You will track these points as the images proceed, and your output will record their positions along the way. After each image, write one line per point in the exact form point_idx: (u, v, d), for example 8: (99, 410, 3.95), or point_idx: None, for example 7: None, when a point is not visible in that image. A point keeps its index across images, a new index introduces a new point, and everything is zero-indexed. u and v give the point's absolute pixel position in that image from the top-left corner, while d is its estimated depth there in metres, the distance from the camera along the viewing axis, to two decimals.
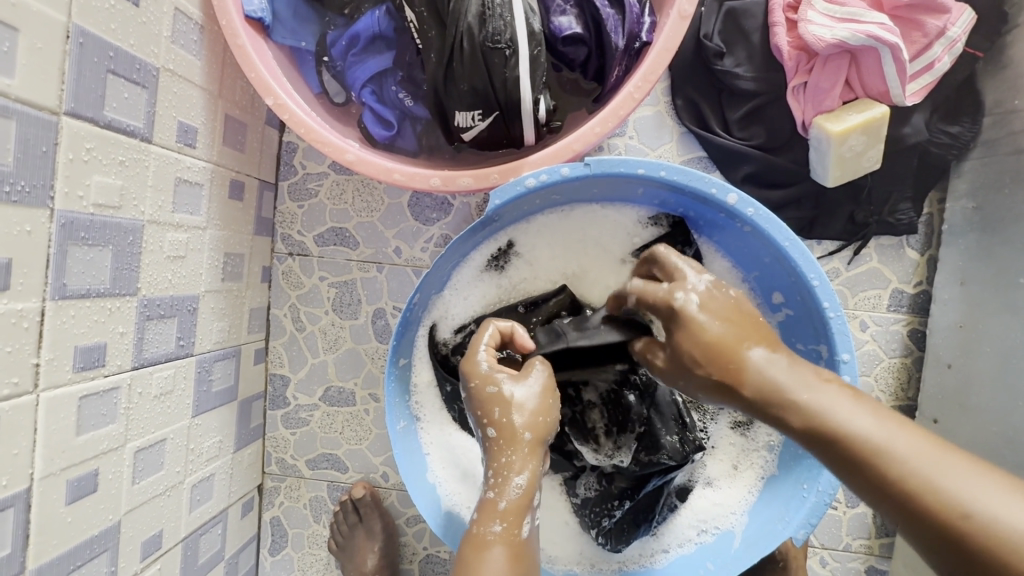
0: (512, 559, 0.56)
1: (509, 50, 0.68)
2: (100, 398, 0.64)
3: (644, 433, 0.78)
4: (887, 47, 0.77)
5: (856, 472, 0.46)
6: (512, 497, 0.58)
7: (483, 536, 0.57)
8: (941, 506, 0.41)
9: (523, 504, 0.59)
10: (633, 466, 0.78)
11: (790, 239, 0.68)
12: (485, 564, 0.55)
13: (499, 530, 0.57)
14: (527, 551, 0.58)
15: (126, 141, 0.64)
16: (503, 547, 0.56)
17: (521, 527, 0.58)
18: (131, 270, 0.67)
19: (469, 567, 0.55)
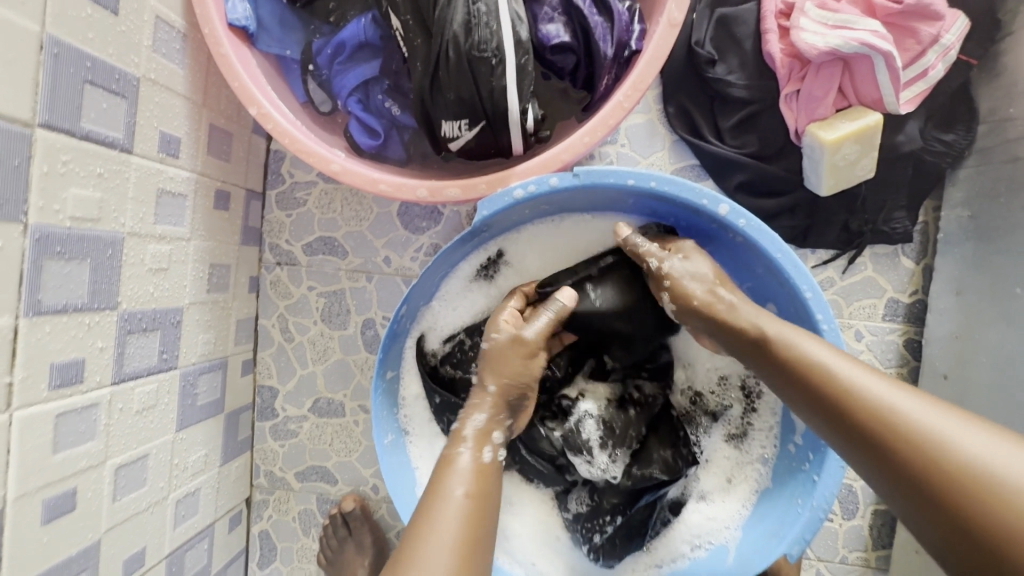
0: (475, 473, 0.60)
1: (496, 60, 0.67)
2: (78, 415, 0.63)
3: (639, 448, 0.78)
4: (881, 55, 0.76)
5: (830, 404, 0.53)
6: (477, 424, 0.64)
7: (451, 455, 0.62)
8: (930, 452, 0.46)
9: (487, 431, 0.64)
10: (626, 482, 0.76)
11: (782, 250, 0.67)
12: (453, 474, 0.59)
13: (467, 450, 0.62)
14: (492, 470, 0.61)
15: (105, 153, 0.62)
16: (470, 462, 0.60)
17: (484, 451, 0.62)
18: (111, 285, 0.65)
19: (437, 472, 0.60)
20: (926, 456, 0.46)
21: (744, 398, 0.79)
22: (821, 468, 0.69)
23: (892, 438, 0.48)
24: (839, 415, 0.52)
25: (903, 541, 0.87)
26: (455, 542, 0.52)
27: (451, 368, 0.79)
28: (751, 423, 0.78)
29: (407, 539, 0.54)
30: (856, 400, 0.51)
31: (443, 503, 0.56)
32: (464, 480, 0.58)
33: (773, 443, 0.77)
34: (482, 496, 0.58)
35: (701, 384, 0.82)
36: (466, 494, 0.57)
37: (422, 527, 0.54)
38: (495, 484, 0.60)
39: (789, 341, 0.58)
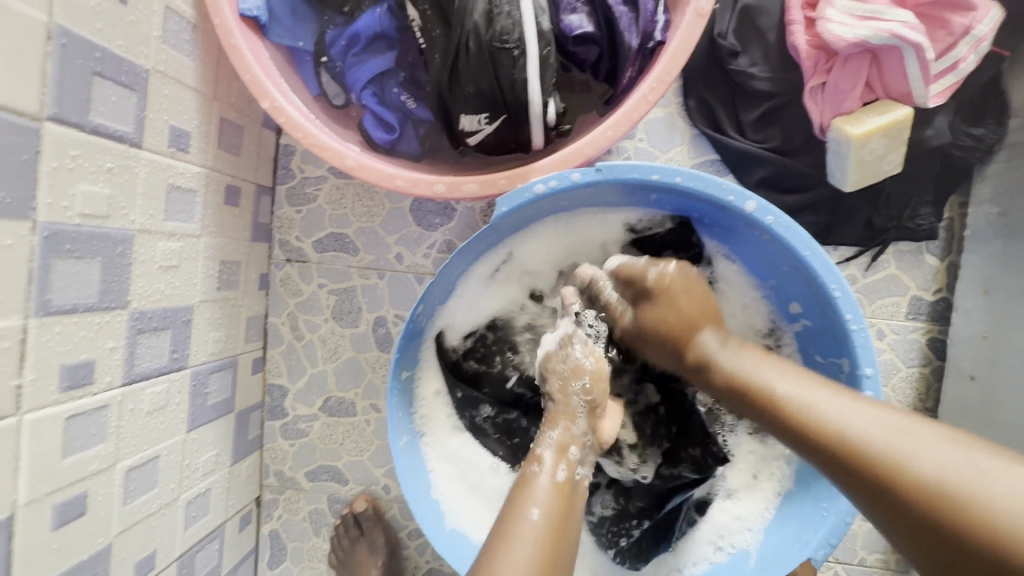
0: (556, 495, 0.58)
1: (518, 51, 0.65)
2: (89, 417, 0.62)
3: (669, 448, 0.78)
4: (911, 47, 0.74)
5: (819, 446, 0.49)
6: (553, 441, 0.64)
7: (530, 475, 0.60)
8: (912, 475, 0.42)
9: (564, 445, 0.64)
10: (656, 480, 0.78)
11: (811, 247, 0.65)
12: (530, 494, 0.58)
13: (544, 470, 0.61)
14: (569, 490, 0.60)
15: (114, 148, 0.60)
16: (548, 483, 0.59)
17: (559, 470, 0.61)
18: (121, 284, 0.64)
19: (513, 496, 0.59)
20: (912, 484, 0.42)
21: None
22: None
23: (847, 450, 0.47)
24: (806, 446, 0.50)
25: None
26: (535, 564, 0.51)
27: (472, 361, 0.80)
28: None
29: (485, 555, 0.53)
30: (817, 427, 0.49)
31: (519, 523, 0.54)
32: (542, 501, 0.57)
33: None
34: (561, 522, 0.56)
35: None
36: (545, 512, 0.56)
37: (498, 545, 0.53)
38: (574, 508, 0.59)
39: (745, 371, 0.58)
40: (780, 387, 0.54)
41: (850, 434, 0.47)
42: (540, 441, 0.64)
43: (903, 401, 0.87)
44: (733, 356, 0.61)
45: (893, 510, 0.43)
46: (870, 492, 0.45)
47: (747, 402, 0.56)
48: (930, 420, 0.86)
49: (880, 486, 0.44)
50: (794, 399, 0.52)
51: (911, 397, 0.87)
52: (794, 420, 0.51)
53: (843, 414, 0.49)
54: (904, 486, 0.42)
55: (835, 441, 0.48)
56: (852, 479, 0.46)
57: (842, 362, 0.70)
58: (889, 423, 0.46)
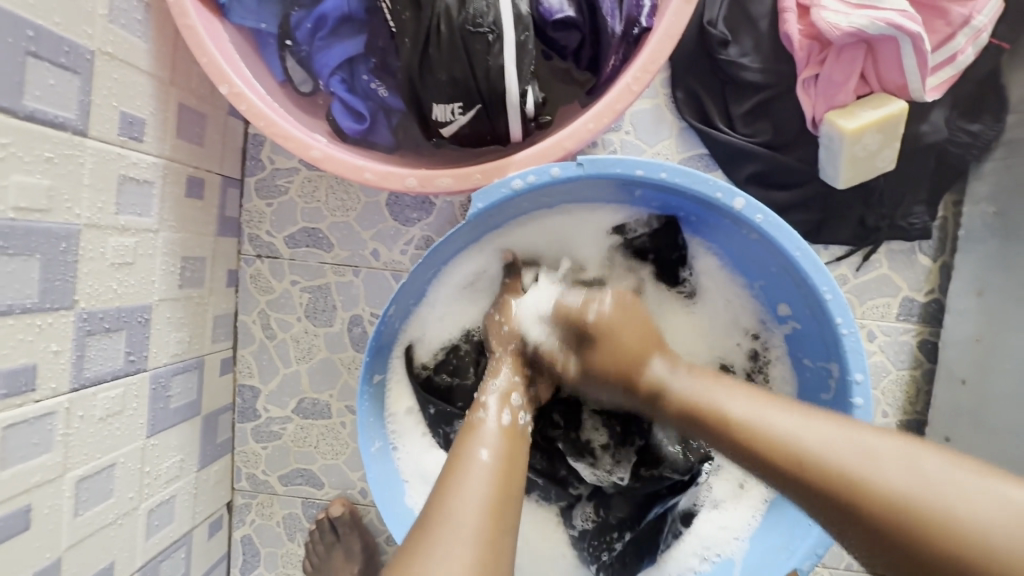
0: (505, 435, 0.59)
1: (493, 36, 0.61)
2: (32, 426, 0.58)
3: (644, 448, 0.77)
4: (908, 37, 0.71)
5: (798, 484, 0.46)
6: (500, 385, 0.64)
7: (475, 420, 0.60)
8: (896, 502, 0.42)
9: (508, 392, 0.63)
10: (635, 483, 0.77)
11: (801, 247, 0.62)
12: (477, 435, 0.57)
13: (488, 415, 0.60)
14: (516, 432, 0.60)
15: (56, 135, 0.56)
16: (494, 424, 0.59)
17: (504, 413, 0.61)
18: (67, 283, 0.59)
19: (458, 440, 0.58)
20: (900, 517, 0.42)
21: None
22: None
23: (828, 482, 0.45)
24: (779, 475, 0.47)
25: None
26: (486, 503, 0.50)
27: (444, 375, 0.77)
28: None
29: (435, 496, 0.52)
30: (778, 444, 0.48)
31: (465, 466, 0.53)
32: (489, 444, 0.56)
33: None
34: (510, 458, 0.56)
35: None
36: (492, 453, 0.55)
37: (447, 487, 0.52)
38: (522, 448, 0.59)
39: (702, 397, 0.54)
40: (734, 407, 0.52)
41: (818, 454, 0.46)
42: (484, 388, 0.64)
43: (892, 405, 0.85)
44: (687, 383, 0.56)
45: (864, 527, 0.43)
46: (835, 510, 0.45)
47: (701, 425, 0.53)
48: (920, 424, 0.84)
49: (847, 505, 0.44)
50: (757, 422, 0.50)
51: (901, 400, 0.84)
52: (757, 444, 0.49)
53: (803, 432, 0.48)
54: (868, 506, 0.43)
55: (803, 462, 0.46)
56: (825, 503, 0.45)
57: (831, 367, 0.67)
58: (857, 439, 0.46)
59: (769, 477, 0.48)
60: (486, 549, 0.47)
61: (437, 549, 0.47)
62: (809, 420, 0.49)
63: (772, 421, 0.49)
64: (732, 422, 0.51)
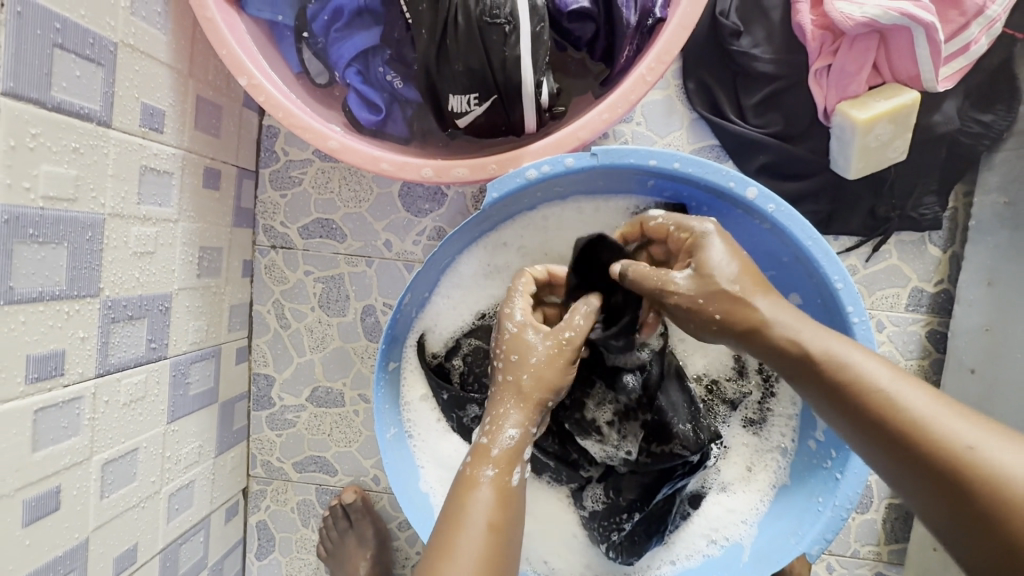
0: (499, 502, 0.55)
1: (509, 27, 0.62)
2: (61, 409, 0.59)
3: (652, 421, 0.73)
4: (922, 27, 0.71)
5: (900, 444, 0.46)
6: (507, 442, 0.58)
7: (476, 478, 0.56)
8: (994, 480, 0.42)
9: (519, 450, 0.59)
10: (644, 458, 0.73)
11: (813, 237, 0.63)
12: (474, 501, 0.54)
13: (491, 475, 0.56)
14: (517, 494, 0.57)
15: (81, 127, 0.57)
16: (496, 488, 0.56)
17: (511, 475, 0.57)
18: (92, 270, 0.61)
19: (456, 503, 0.55)
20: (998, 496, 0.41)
21: (762, 382, 0.76)
22: (845, 466, 0.66)
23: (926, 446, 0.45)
24: (880, 428, 0.47)
25: (918, 538, 0.86)
26: None
27: (456, 360, 0.78)
28: (769, 408, 0.75)
29: (428, 567, 0.50)
30: (913, 427, 0.46)
31: (463, 535, 0.51)
32: (481, 510, 0.54)
33: (794, 432, 0.74)
34: (506, 527, 0.54)
35: (717, 371, 0.77)
36: (488, 524, 0.53)
37: (442, 560, 0.50)
38: (518, 513, 0.56)
39: (819, 344, 0.52)
40: (865, 371, 0.49)
41: (967, 454, 0.43)
42: (501, 432, 0.58)
43: None
44: (795, 322, 0.54)
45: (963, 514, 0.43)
46: (945, 497, 0.44)
47: (817, 376, 0.51)
48: None
49: (962, 495, 0.43)
50: (893, 394, 0.48)
51: None
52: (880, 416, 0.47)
53: (944, 423, 0.45)
54: (999, 504, 0.41)
55: (926, 448, 0.45)
56: (927, 485, 0.45)
57: None
58: (1003, 447, 0.43)
59: (872, 431, 0.48)
60: None
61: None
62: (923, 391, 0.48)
63: (886, 384, 0.48)
64: (849, 386, 0.49)
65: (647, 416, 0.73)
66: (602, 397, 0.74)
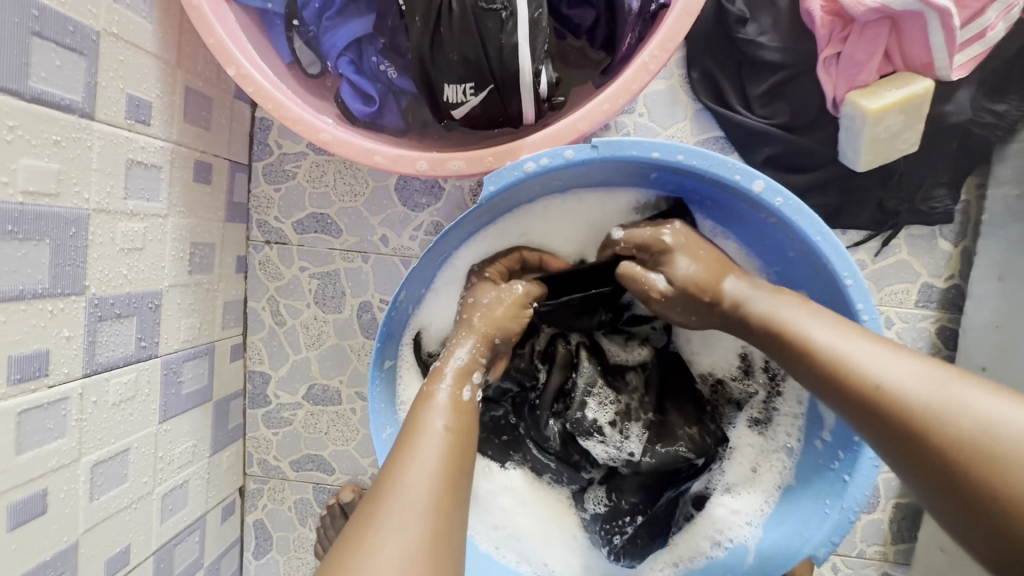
0: (453, 410, 0.59)
1: (506, 12, 0.60)
2: (46, 410, 0.58)
3: (655, 422, 0.74)
4: (935, 13, 0.68)
5: (843, 392, 0.50)
6: (458, 362, 0.63)
7: (431, 392, 0.60)
8: (920, 410, 0.45)
9: (468, 369, 0.63)
10: (648, 459, 0.71)
11: (822, 232, 0.61)
12: (432, 408, 0.58)
13: (447, 390, 0.60)
14: (471, 407, 0.61)
15: (62, 119, 0.55)
16: (450, 399, 0.60)
17: (463, 389, 0.61)
18: (76, 267, 0.59)
19: (414, 414, 0.58)
20: (925, 424, 0.45)
21: (769, 382, 0.73)
22: (853, 468, 0.64)
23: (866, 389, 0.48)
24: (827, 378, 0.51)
25: (926, 538, 0.84)
26: (435, 473, 0.52)
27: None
28: (776, 408, 0.73)
29: (389, 461, 0.54)
30: (854, 375, 0.49)
31: (423, 436, 0.55)
32: (442, 414, 0.58)
33: (800, 432, 0.71)
34: (462, 433, 0.57)
35: (723, 371, 0.76)
36: (445, 426, 0.56)
37: (401, 453, 0.53)
38: (474, 423, 0.59)
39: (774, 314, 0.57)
40: (815, 332, 0.53)
41: (897, 390, 0.47)
42: (449, 356, 0.64)
43: None
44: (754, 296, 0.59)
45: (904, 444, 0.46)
46: (889, 432, 0.47)
47: (775, 342, 0.56)
48: None
49: (901, 426, 0.46)
50: (833, 346, 0.51)
51: None
52: (829, 372, 0.51)
53: (880, 366, 0.48)
54: (928, 429, 0.45)
55: (864, 389, 0.48)
56: (870, 422, 0.48)
57: None
58: (930, 375, 0.47)
59: (819, 384, 0.52)
60: (435, 516, 0.50)
61: (382, 521, 0.48)
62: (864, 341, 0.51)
63: (829, 340, 0.52)
64: (798, 344, 0.54)
65: (648, 416, 0.74)
66: (604, 397, 0.73)
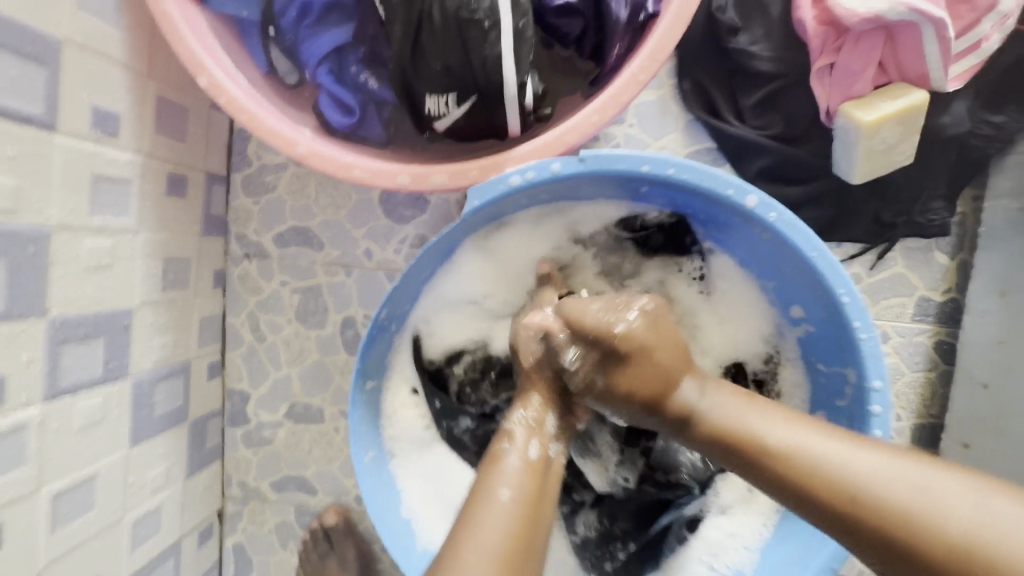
0: (527, 475, 0.54)
1: (488, 23, 0.57)
2: (1, 440, 0.54)
3: (655, 450, 0.73)
4: (931, 23, 0.67)
5: (784, 485, 0.47)
6: (527, 421, 0.58)
7: (499, 451, 0.56)
8: (874, 501, 0.43)
9: (537, 424, 0.58)
10: (649, 488, 0.72)
11: (818, 248, 0.59)
12: (499, 473, 0.53)
13: (515, 448, 0.56)
14: (543, 467, 0.56)
15: (19, 132, 0.53)
16: (520, 461, 0.54)
17: (534, 449, 0.56)
18: (36, 288, 0.56)
19: (479, 478, 0.54)
20: (882, 513, 0.43)
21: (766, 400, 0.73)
22: None
23: (808, 477, 0.46)
24: (763, 472, 0.48)
25: None
26: (501, 550, 0.47)
27: (457, 368, 0.75)
28: None
29: (450, 540, 0.49)
30: (830, 490, 0.45)
31: (486, 509, 0.50)
32: (510, 481, 0.52)
33: None
34: (534, 498, 0.52)
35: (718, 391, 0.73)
36: (513, 496, 0.51)
37: (462, 528, 0.49)
38: (546, 484, 0.55)
39: (723, 416, 0.52)
40: (773, 435, 0.49)
41: (838, 470, 0.45)
42: (511, 414, 0.59)
43: (906, 408, 0.81)
44: (688, 392, 0.54)
45: (864, 535, 0.44)
46: (844, 524, 0.44)
47: (701, 433, 0.52)
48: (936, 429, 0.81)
49: (852, 517, 0.44)
50: (765, 435, 0.49)
51: (915, 403, 0.81)
52: (788, 472, 0.47)
53: (816, 450, 0.47)
54: (883, 519, 0.42)
55: (813, 480, 0.46)
56: (819, 511, 0.45)
57: (848, 374, 0.64)
58: (871, 458, 0.45)
59: (759, 479, 0.48)
60: None
61: None
62: (791, 425, 0.49)
63: (756, 425, 0.50)
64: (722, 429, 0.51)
65: (650, 443, 0.73)
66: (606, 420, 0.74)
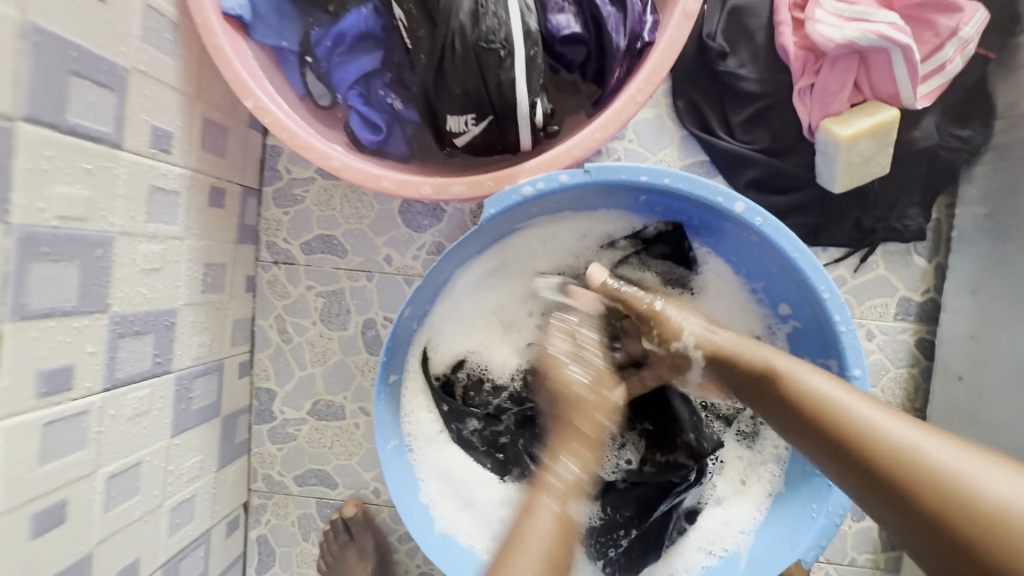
0: (559, 530, 0.61)
1: (504, 51, 0.65)
2: (67, 423, 0.61)
3: (652, 432, 0.79)
4: (899, 48, 0.74)
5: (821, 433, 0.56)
6: (568, 476, 0.65)
7: (536, 504, 0.63)
8: (891, 449, 0.51)
9: (577, 480, 0.65)
10: (649, 468, 0.78)
11: (800, 250, 0.65)
12: (535, 529, 0.61)
13: (553, 502, 0.63)
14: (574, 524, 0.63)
15: (93, 149, 0.60)
16: (556, 513, 0.62)
17: (571, 503, 0.64)
18: (100, 287, 0.63)
19: (518, 528, 0.62)
20: (895, 459, 0.51)
21: None
22: None
23: (841, 427, 0.55)
24: (807, 418, 0.57)
25: None
26: None
27: (460, 373, 0.81)
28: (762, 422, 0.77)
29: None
30: (853, 435, 0.54)
31: (519, 560, 0.58)
32: (543, 534, 0.60)
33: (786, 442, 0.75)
34: (560, 559, 0.60)
35: None
36: (546, 553, 0.59)
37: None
38: (573, 540, 0.62)
39: (777, 366, 0.61)
40: (823, 392, 0.57)
41: (868, 427, 0.53)
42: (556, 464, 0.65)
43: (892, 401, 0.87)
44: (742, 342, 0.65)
45: (874, 480, 0.52)
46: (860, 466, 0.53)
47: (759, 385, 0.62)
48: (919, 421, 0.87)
49: (869, 457, 0.52)
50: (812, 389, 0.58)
51: (900, 397, 0.87)
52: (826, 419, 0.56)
53: (855, 408, 0.55)
54: (895, 465, 0.51)
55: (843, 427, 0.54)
56: (843, 454, 0.54)
57: (830, 365, 0.70)
58: (899, 425, 0.53)
59: (802, 423, 0.58)
60: None
61: None
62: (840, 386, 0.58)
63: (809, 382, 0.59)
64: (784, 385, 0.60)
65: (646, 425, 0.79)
66: None
